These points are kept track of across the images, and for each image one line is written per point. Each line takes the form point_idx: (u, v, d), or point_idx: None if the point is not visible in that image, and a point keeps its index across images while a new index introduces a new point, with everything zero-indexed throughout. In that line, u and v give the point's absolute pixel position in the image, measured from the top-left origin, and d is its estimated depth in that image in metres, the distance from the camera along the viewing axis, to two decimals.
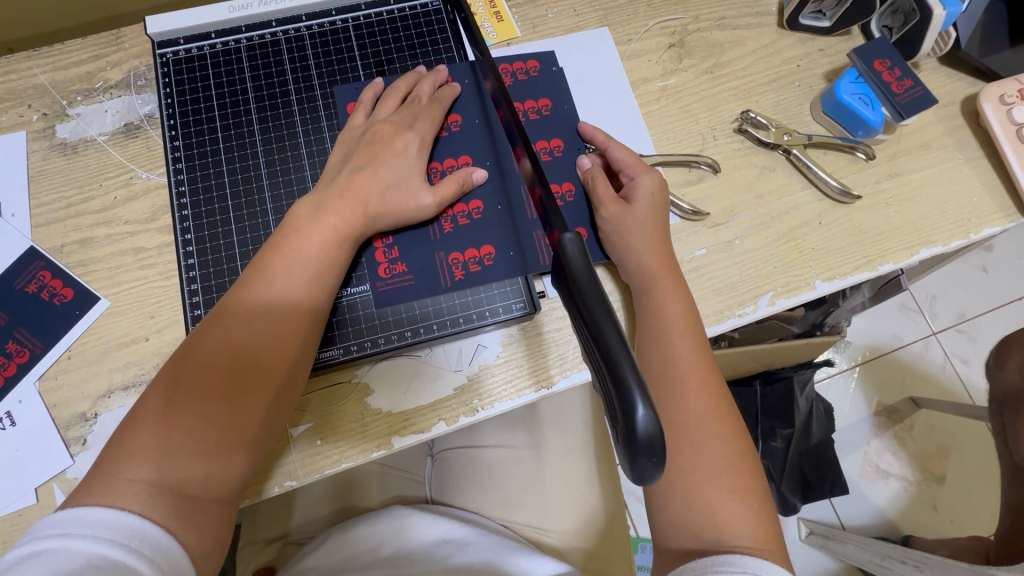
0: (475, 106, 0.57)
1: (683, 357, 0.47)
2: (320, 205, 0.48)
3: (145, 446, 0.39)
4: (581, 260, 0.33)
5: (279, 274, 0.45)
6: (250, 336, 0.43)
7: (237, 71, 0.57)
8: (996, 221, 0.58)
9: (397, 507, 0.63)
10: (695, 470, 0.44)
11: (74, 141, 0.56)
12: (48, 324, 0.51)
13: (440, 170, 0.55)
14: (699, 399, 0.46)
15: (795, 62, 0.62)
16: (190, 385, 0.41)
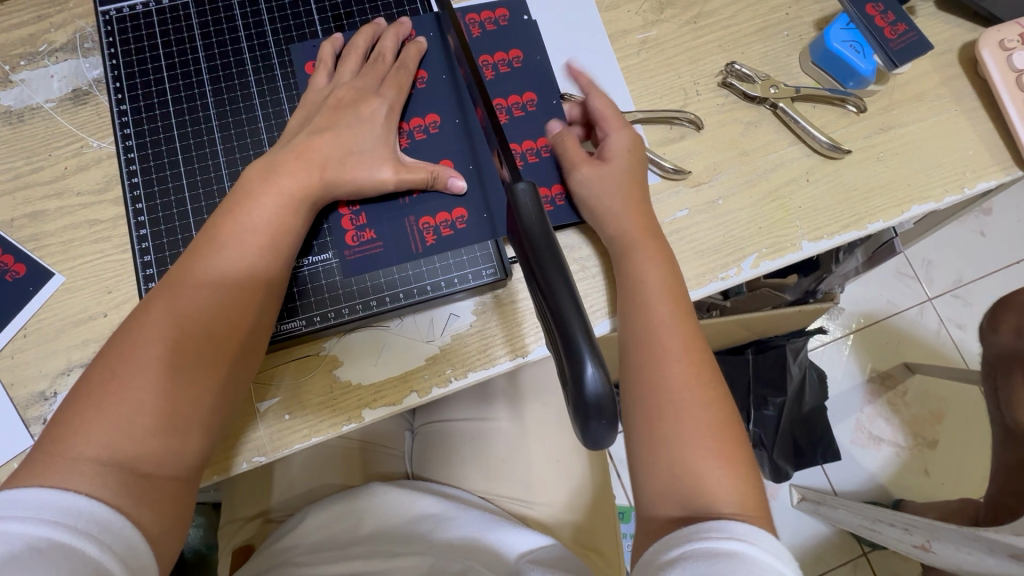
0: (442, 61, 0.54)
1: (661, 321, 0.45)
2: (273, 169, 0.45)
3: (95, 424, 0.38)
4: (533, 212, 0.31)
5: (230, 242, 0.43)
6: (202, 308, 0.41)
7: (186, 29, 0.54)
8: (991, 174, 0.56)
9: (373, 483, 0.61)
10: (678, 439, 0.42)
11: (19, 109, 0.53)
12: (1, 302, 0.49)
13: (407, 131, 0.52)
14: (677, 364, 0.44)
15: (783, 10, 0.59)
16: (137, 360, 0.39)
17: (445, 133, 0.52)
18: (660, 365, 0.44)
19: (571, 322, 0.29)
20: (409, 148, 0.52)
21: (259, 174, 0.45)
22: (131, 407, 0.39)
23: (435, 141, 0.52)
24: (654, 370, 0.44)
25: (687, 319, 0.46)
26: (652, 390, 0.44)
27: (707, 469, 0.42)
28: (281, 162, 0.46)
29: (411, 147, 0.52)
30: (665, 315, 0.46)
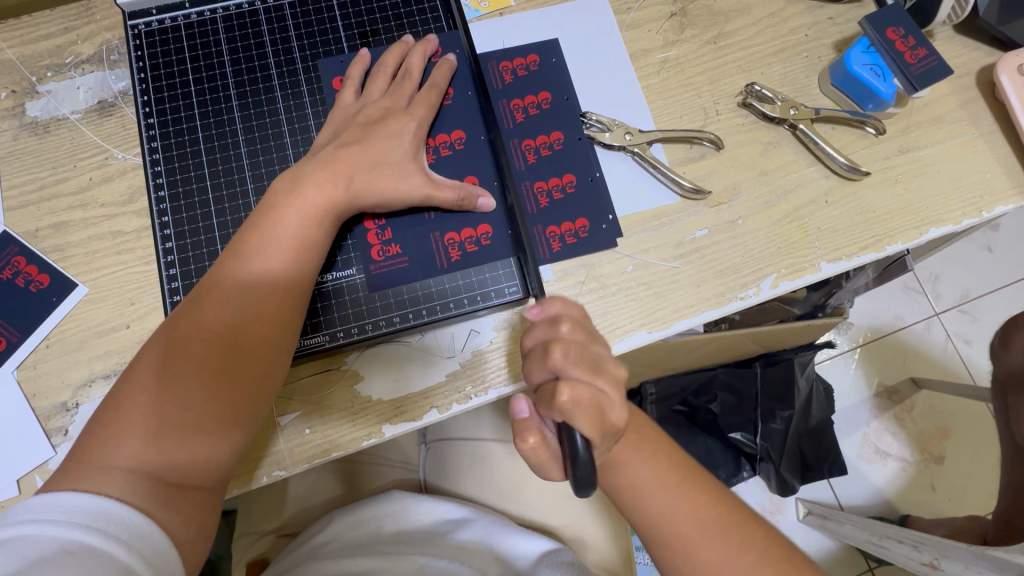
0: (468, 77, 0.55)
1: (649, 482, 0.45)
2: (299, 180, 0.46)
3: (125, 433, 0.38)
4: None
5: (256, 253, 0.43)
6: (229, 321, 0.42)
7: (213, 43, 0.54)
8: (1009, 198, 0.56)
9: (396, 490, 0.63)
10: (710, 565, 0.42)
11: (45, 120, 0.54)
12: (25, 312, 0.49)
13: (434, 146, 0.53)
14: (671, 507, 0.43)
15: (803, 32, 0.59)
16: (167, 370, 0.40)
17: (471, 149, 0.53)
18: (676, 526, 0.43)
19: (577, 410, 0.36)
20: (435, 163, 0.52)
21: (288, 185, 0.46)
22: (160, 416, 0.39)
23: (462, 157, 0.53)
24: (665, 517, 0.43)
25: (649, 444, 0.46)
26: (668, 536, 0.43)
27: None
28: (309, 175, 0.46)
29: (438, 163, 0.52)
30: (648, 476, 0.45)
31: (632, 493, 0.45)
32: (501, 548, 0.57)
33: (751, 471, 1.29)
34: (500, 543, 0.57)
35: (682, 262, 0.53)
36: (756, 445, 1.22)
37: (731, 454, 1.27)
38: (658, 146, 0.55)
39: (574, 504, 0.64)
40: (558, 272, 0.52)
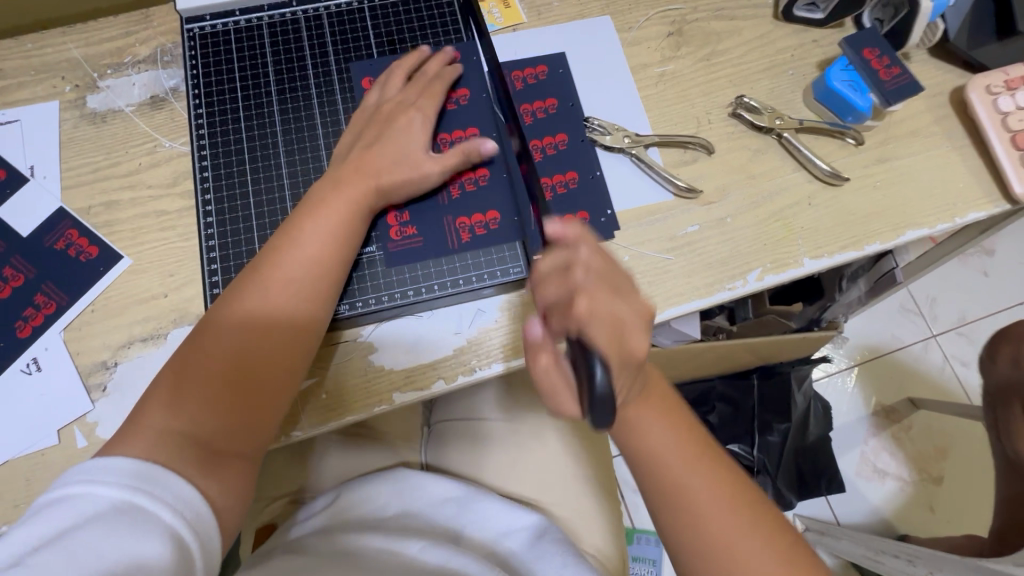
0: (484, 83, 0.61)
1: (658, 446, 0.47)
2: (339, 178, 0.51)
3: (174, 400, 0.43)
4: None
5: (299, 243, 0.48)
6: (263, 314, 0.46)
7: (258, 46, 0.61)
8: (981, 206, 0.60)
9: (399, 470, 0.66)
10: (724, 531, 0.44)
11: (103, 111, 0.60)
12: (75, 278, 0.54)
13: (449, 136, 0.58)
14: (690, 470, 0.46)
15: (789, 52, 0.65)
16: (215, 346, 0.45)
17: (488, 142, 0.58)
18: (683, 484, 0.45)
19: (592, 323, 0.38)
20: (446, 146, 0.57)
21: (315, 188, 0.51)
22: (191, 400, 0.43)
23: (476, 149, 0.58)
24: (671, 472, 0.46)
25: (665, 410, 0.48)
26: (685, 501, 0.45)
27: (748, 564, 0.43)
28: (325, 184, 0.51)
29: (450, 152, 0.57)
30: (660, 436, 0.47)
31: (640, 451, 0.47)
32: (500, 529, 0.59)
33: None
34: (499, 525, 0.60)
35: (674, 254, 0.57)
36: (754, 457, 1.21)
37: None
38: (654, 150, 0.61)
39: (570, 487, 0.66)
40: None
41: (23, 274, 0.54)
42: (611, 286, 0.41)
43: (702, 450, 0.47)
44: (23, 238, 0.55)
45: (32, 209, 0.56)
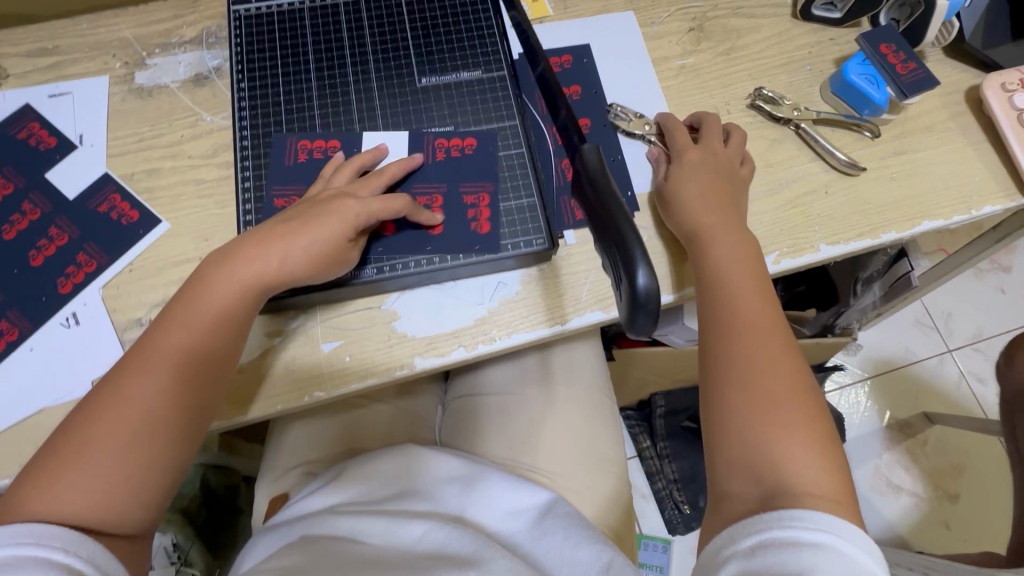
0: (452, 174, 0.57)
1: (728, 258, 0.51)
2: (226, 257, 0.50)
3: (60, 488, 0.41)
4: (597, 164, 0.39)
5: (187, 317, 0.48)
6: (155, 390, 0.45)
7: (299, 26, 0.63)
8: (997, 200, 0.61)
9: (405, 445, 0.65)
10: (771, 390, 0.45)
11: (149, 87, 0.63)
12: (115, 239, 0.57)
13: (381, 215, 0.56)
14: (756, 311, 0.48)
15: (807, 49, 0.67)
16: (101, 425, 0.43)
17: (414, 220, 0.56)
18: (747, 324, 0.48)
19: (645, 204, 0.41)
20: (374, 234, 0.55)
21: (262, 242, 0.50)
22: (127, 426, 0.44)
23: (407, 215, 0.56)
24: (731, 303, 0.49)
25: (742, 239, 0.53)
26: (744, 336, 0.47)
27: (782, 424, 0.44)
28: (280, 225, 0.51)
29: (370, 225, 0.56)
30: (729, 255, 0.51)
31: (709, 262, 0.52)
32: (508, 509, 0.58)
33: None
34: (507, 504, 0.59)
35: None
36: None
37: None
38: None
39: (581, 468, 0.66)
40: (579, 238, 0.58)
41: (66, 233, 0.57)
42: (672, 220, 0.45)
43: (765, 297, 0.50)
44: (69, 200, 0.58)
45: (78, 174, 0.59)
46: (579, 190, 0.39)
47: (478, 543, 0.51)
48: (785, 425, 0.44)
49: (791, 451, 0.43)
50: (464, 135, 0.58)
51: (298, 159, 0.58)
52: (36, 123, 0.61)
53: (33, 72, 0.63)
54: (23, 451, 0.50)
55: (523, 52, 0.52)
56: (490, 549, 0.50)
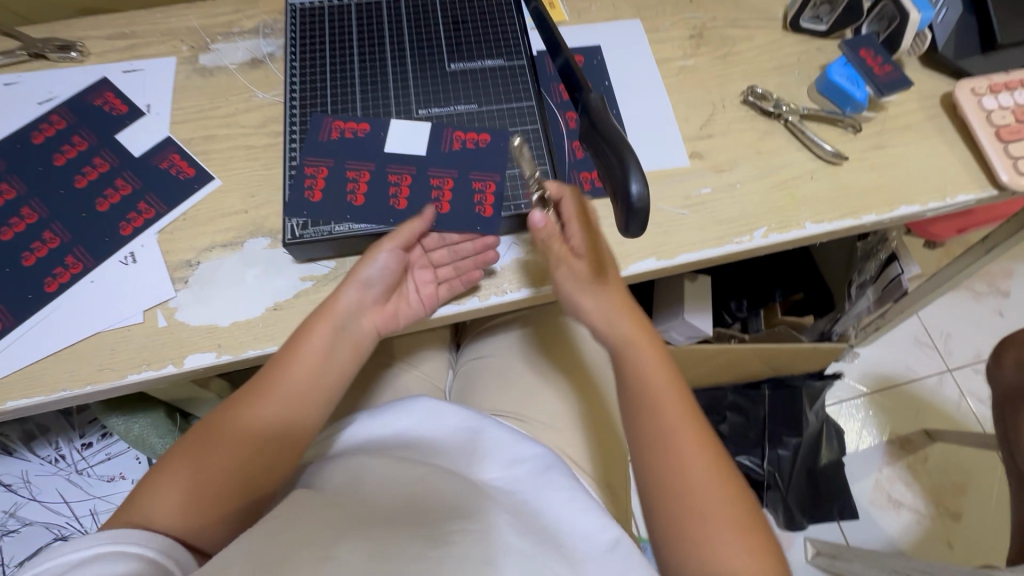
0: (464, 163, 0.62)
1: (650, 368, 0.57)
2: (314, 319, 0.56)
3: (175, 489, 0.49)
4: (598, 103, 0.46)
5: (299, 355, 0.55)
6: (262, 422, 0.53)
7: (346, 17, 0.71)
8: (970, 190, 0.67)
9: (417, 397, 0.66)
10: (705, 506, 0.49)
11: (211, 67, 0.72)
12: (172, 192, 0.64)
13: (394, 194, 0.60)
14: (675, 417, 0.54)
15: (796, 56, 0.75)
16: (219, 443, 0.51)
17: (424, 202, 0.60)
18: (675, 443, 0.52)
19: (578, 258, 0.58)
20: (387, 210, 0.60)
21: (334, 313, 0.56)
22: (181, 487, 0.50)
23: (417, 197, 0.60)
24: (660, 412, 0.54)
25: (656, 349, 0.58)
26: (671, 454, 0.52)
27: (714, 528, 0.49)
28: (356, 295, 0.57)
29: (383, 201, 0.60)
30: (649, 360, 0.57)
31: (636, 370, 0.57)
32: (509, 461, 0.60)
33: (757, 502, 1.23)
34: (507, 458, 0.60)
35: (688, 210, 0.65)
36: (764, 470, 1.18)
37: None
38: (672, 125, 0.70)
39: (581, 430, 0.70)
40: None
41: (130, 185, 0.64)
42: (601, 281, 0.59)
43: (687, 402, 0.55)
44: (134, 157, 0.66)
45: (144, 137, 0.67)
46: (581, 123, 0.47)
47: (478, 497, 0.53)
48: (712, 514, 0.49)
49: (723, 545, 0.48)
50: (480, 131, 0.63)
51: (332, 137, 0.62)
52: (112, 93, 0.69)
53: (112, 52, 0.72)
54: (77, 368, 0.56)
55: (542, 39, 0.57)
56: (490, 503, 0.53)
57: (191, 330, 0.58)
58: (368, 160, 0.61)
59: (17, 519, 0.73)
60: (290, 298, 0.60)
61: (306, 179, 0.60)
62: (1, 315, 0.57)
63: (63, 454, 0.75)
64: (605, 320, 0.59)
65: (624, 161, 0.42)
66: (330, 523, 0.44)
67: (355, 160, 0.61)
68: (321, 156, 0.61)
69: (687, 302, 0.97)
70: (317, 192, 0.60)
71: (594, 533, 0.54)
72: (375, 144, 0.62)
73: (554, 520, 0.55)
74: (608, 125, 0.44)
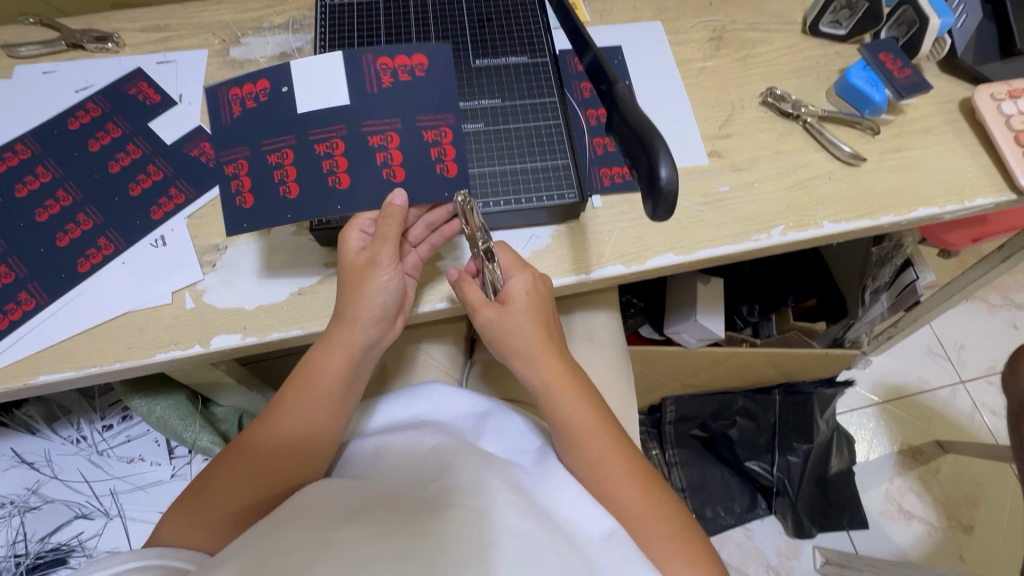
0: (403, 108, 0.56)
1: (570, 407, 0.57)
2: (318, 351, 0.57)
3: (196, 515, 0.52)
4: (626, 92, 0.50)
5: (308, 387, 0.56)
6: (272, 453, 0.55)
7: (374, 13, 0.72)
8: (988, 194, 0.67)
9: (429, 384, 0.67)
10: (650, 531, 0.53)
11: (241, 60, 0.74)
12: (202, 178, 0.66)
13: (331, 168, 0.55)
14: (608, 446, 0.56)
15: (814, 60, 0.76)
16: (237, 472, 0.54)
17: (371, 173, 0.55)
18: (613, 475, 0.55)
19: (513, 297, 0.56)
20: (328, 189, 0.55)
21: (347, 348, 0.56)
22: (190, 514, 0.52)
23: (360, 165, 0.55)
24: (587, 449, 0.56)
25: (579, 389, 0.57)
26: (610, 486, 0.55)
27: (661, 549, 0.52)
28: (377, 332, 0.57)
29: (319, 182, 0.55)
30: (572, 404, 0.57)
31: (557, 415, 0.57)
32: (513, 445, 0.60)
33: (767, 509, 1.22)
34: (512, 442, 0.61)
35: (707, 208, 0.66)
36: (773, 476, 1.17)
37: (747, 488, 1.22)
38: (691, 124, 0.71)
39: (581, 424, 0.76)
40: (605, 203, 0.66)
41: (161, 171, 0.66)
42: (546, 321, 0.58)
43: (612, 432, 0.57)
44: (166, 145, 0.68)
45: (176, 125, 0.69)
46: (610, 112, 0.50)
47: (480, 473, 0.52)
48: (650, 531, 0.53)
49: (668, 565, 0.52)
50: (411, 54, 0.57)
51: (234, 114, 0.56)
52: (145, 82, 0.72)
53: (145, 43, 0.75)
54: (107, 345, 0.58)
55: (570, 40, 0.58)
56: (491, 478, 0.51)
57: (218, 312, 0.59)
58: (285, 133, 0.55)
59: (39, 497, 0.74)
60: (314, 283, 0.61)
61: (232, 180, 0.55)
62: (36, 292, 0.59)
63: (83, 434, 0.79)
64: (524, 363, 0.57)
65: (653, 148, 0.46)
66: (340, 516, 0.46)
67: (270, 138, 0.55)
68: (254, 149, 0.55)
69: (701, 303, 0.97)
70: (247, 195, 0.55)
71: (593, 521, 0.52)
72: (286, 107, 0.55)
73: (553, 504, 0.53)
74: (635, 113, 0.48)
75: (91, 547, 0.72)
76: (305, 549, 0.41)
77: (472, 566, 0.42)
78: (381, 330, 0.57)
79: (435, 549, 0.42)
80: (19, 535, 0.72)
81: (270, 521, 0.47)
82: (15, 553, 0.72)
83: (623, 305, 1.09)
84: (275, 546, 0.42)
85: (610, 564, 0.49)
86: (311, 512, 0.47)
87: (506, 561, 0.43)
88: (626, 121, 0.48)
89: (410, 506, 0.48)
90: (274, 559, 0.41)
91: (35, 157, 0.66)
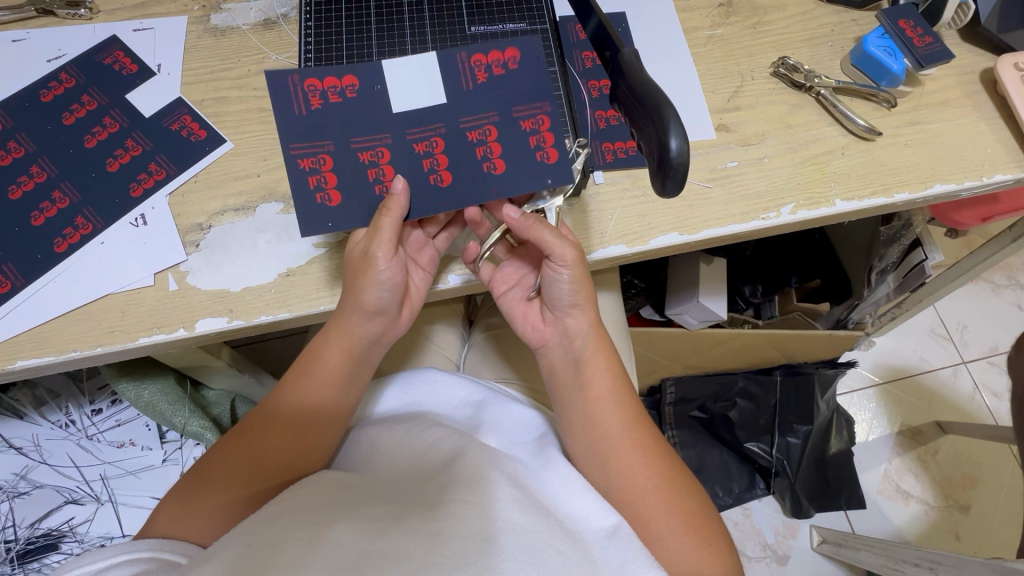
0: (501, 101, 0.54)
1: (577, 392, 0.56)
2: (325, 348, 0.55)
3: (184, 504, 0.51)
4: (632, 56, 0.46)
5: (314, 383, 0.55)
6: (269, 451, 0.53)
7: None
8: (1008, 169, 0.64)
9: (425, 370, 0.65)
10: (654, 520, 0.51)
11: (223, 27, 0.69)
12: (184, 154, 0.62)
13: (432, 167, 0.53)
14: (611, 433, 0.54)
15: (829, 27, 0.72)
16: (226, 466, 0.52)
17: (472, 169, 0.53)
18: (617, 462, 0.53)
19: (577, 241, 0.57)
20: (429, 188, 0.53)
21: (350, 343, 0.54)
22: (178, 503, 0.51)
23: (460, 163, 0.53)
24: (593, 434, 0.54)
25: (585, 374, 0.56)
26: (613, 475, 0.53)
27: (667, 541, 0.51)
28: (377, 328, 0.55)
29: (421, 180, 0.53)
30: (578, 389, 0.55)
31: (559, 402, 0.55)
32: (512, 438, 0.59)
33: (765, 489, 1.22)
34: (512, 435, 0.59)
35: (714, 184, 0.63)
36: (773, 457, 1.16)
37: (746, 469, 1.21)
38: (699, 97, 0.67)
39: None
40: (607, 179, 0.62)
41: (141, 146, 0.63)
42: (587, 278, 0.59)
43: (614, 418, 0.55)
44: (145, 118, 0.64)
45: (155, 97, 0.65)
46: (613, 81, 0.48)
47: (481, 465, 0.50)
48: (652, 521, 0.51)
49: (672, 557, 0.50)
50: (502, 48, 0.54)
51: (312, 107, 0.52)
52: (121, 52, 0.67)
53: (121, 10, 0.70)
54: (87, 329, 0.55)
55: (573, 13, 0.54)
56: (492, 472, 0.50)
57: (204, 295, 0.57)
58: (379, 131, 0.53)
59: (28, 482, 0.73)
60: (303, 264, 0.58)
61: (310, 175, 0.52)
62: (12, 274, 0.57)
63: (72, 419, 0.77)
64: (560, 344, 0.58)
65: (662, 116, 0.43)
66: (330, 511, 0.45)
67: (361, 135, 0.53)
68: (341, 149, 0.52)
69: (703, 285, 0.95)
70: (332, 193, 0.52)
71: (594, 517, 0.51)
72: (377, 105, 0.53)
73: (554, 500, 0.52)
74: (642, 80, 0.45)
75: (82, 532, 0.72)
76: (295, 545, 0.40)
77: (471, 563, 0.40)
78: (385, 324, 0.55)
79: (431, 545, 0.40)
80: (9, 520, 0.72)
81: (256, 517, 0.45)
82: (6, 538, 0.71)
83: (624, 287, 1.07)
84: (263, 544, 0.40)
85: (613, 561, 0.47)
86: (306, 505, 0.46)
87: (507, 557, 0.42)
88: (634, 88, 0.45)
89: (408, 501, 0.46)
90: (268, 553, 0.39)
91: (6, 131, 0.62)
